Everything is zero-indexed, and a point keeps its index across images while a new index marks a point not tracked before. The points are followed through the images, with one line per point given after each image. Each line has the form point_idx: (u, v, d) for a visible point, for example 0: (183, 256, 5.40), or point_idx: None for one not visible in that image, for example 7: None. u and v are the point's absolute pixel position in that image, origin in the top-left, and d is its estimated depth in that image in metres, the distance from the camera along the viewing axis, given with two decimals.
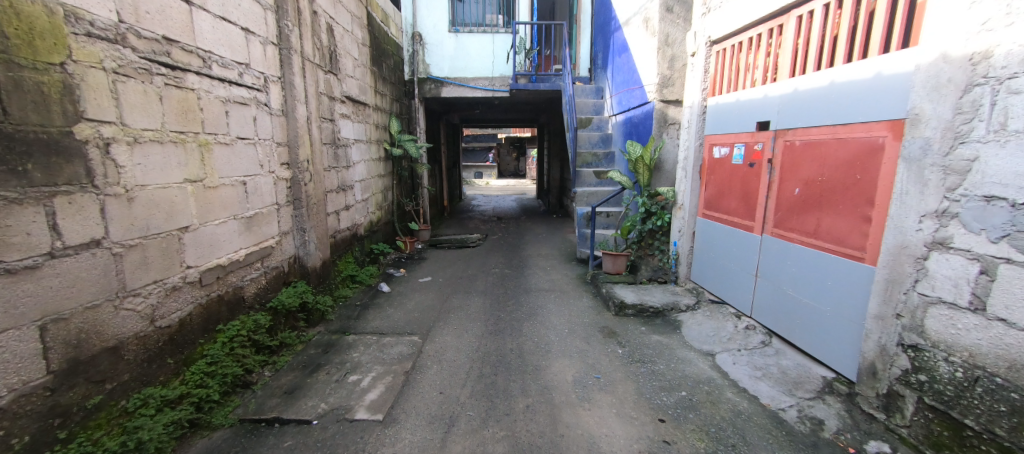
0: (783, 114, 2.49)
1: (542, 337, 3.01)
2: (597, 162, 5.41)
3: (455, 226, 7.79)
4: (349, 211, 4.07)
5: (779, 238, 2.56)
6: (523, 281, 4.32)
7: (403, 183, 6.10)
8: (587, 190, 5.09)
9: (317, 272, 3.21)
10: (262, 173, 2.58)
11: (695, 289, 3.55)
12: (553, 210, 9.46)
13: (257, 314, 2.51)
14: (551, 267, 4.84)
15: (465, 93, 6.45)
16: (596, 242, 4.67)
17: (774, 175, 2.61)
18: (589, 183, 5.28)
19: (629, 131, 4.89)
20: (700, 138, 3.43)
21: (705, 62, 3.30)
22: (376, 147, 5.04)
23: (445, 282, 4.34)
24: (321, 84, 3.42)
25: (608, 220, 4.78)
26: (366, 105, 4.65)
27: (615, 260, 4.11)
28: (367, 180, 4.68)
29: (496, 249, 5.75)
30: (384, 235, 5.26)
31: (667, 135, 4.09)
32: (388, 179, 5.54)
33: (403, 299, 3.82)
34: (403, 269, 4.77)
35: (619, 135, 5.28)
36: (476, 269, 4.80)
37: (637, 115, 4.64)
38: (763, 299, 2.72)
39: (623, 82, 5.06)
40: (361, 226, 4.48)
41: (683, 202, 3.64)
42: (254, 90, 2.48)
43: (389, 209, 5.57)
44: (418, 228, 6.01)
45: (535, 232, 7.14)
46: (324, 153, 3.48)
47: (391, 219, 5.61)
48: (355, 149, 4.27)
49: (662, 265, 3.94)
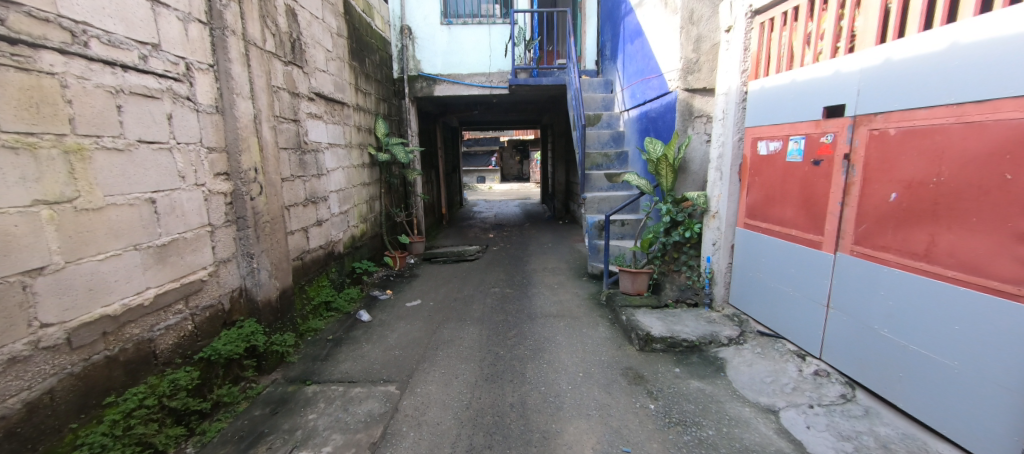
0: (865, 94, 1.89)
1: (551, 384, 2.40)
2: (608, 163, 4.81)
3: (454, 236, 7.19)
4: (322, 227, 3.49)
5: (864, 259, 1.94)
6: (527, 304, 3.70)
7: (393, 191, 5.51)
8: (599, 196, 4.48)
9: (274, 306, 2.62)
10: (184, 187, 1.99)
11: (736, 316, 2.91)
12: (559, 215, 8.83)
13: (175, 372, 1.91)
14: (559, 285, 4.22)
15: (460, 91, 5.88)
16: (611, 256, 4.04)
17: (851, 175, 2.00)
18: (600, 187, 4.67)
19: (645, 129, 4.27)
20: (739, 131, 2.80)
21: (745, 36, 2.68)
22: (359, 152, 4.46)
23: (437, 307, 3.74)
24: (279, 78, 2.85)
25: (623, 229, 4.17)
26: (344, 105, 4.07)
27: (634, 279, 3.48)
28: (346, 189, 4.10)
29: (497, 264, 5.14)
30: (370, 251, 4.67)
31: (693, 129, 3.52)
32: (375, 187, 4.96)
33: (385, 331, 3.22)
34: (390, 290, 4.17)
35: (633, 134, 4.67)
36: (473, 288, 4.19)
37: (654, 109, 4.03)
38: (841, 337, 2.09)
39: (637, 72, 4.46)
40: (340, 243, 3.89)
41: (718, 209, 3.01)
42: (169, 80, 1.90)
43: (376, 221, 4.98)
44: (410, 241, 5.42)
45: (540, 241, 6.52)
46: (285, 159, 2.90)
47: (378, 232, 5.03)
48: (329, 155, 3.70)
49: (691, 284, 3.31)
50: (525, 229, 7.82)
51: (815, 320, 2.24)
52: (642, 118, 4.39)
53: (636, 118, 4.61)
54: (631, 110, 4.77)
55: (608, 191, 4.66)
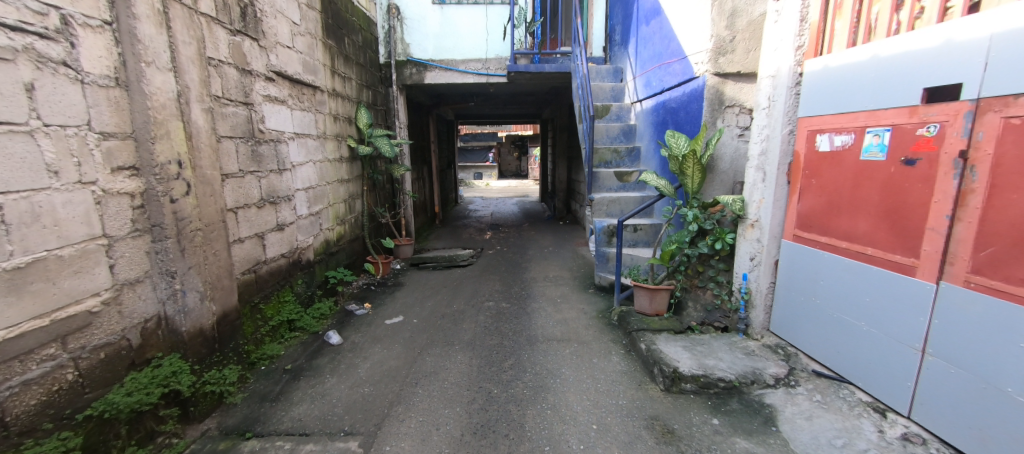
0: (1008, 71, 1.40)
1: (556, 442, 1.88)
2: (618, 160, 4.28)
3: (447, 237, 6.65)
4: (284, 232, 2.95)
5: (992, 294, 1.45)
6: (525, 325, 3.18)
7: (377, 188, 4.96)
8: (608, 196, 3.96)
9: (211, 334, 2.08)
10: (55, 185, 1.46)
11: (779, 346, 2.40)
12: (560, 215, 8.31)
13: (39, 444, 1.41)
14: (562, 299, 3.69)
15: (454, 78, 5.34)
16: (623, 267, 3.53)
17: (970, 179, 1.50)
18: (610, 187, 4.14)
19: (662, 123, 3.76)
20: (790, 123, 2.29)
21: (802, 3, 2.15)
22: (335, 145, 3.91)
23: (421, 326, 3.20)
24: (222, 49, 2.30)
25: (636, 236, 3.68)
26: (316, 89, 3.52)
27: (653, 298, 2.97)
28: (319, 187, 3.55)
29: (492, 271, 4.61)
30: (348, 257, 4.12)
31: (722, 122, 3.00)
32: (356, 184, 4.41)
33: (355, 359, 2.68)
34: (369, 304, 3.63)
35: (648, 128, 4.15)
36: (463, 302, 3.66)
37: (674, 99, 3.51)
38: (950, 394, 1.58)
39: (653, 57, 3.92)
40: (309, 250, 3.35)
41: (758, 216, 2.48)
42: (31, 37, 1.39)
43: (357, 223, 4.43)
44: (397, 244, 4.90)
45: (540, 245, 5.98)
46: (230, 150, 2.35)
47: (360, 235, 4.48)
48: (296, 147, 3.15)
49: (720, 305, 2.81)
50: (524, 230, 7.28)
51: (907, 367, 1.73)
52: (658, 110, 3.87)
53: (651, 110, 4.08)
54: (645, 101, 4.23)
55: (618, 191, 4.14)
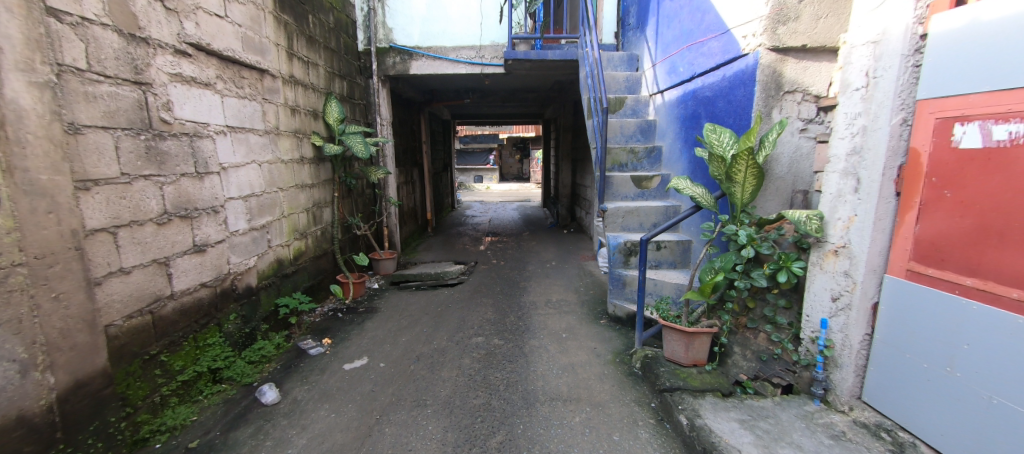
0: None
1: None
2: (635, 162, 3.59)
3: (437, 249, 5.96)
4: (207, 254, 2.26)
5: None
6: (522, 374, 2.48)
7: (351, 195, 4.29)
8: (625, 205, 3.27)
9: (41, 422, 1.48)
10: None
11: (879, 425, 1.71)
12: (563, 222, 7.61)
13: None
14: (569, 335, 2.98)
15: (443, 69, 4.67)
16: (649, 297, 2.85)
17: None
18: (625, 195, 3.44)
19: (691, 117, 3.07)
20: (903, 108, 1.59)
21: None
22: (293, 143, 3.22)
23: (388, 374, 2.50)
24: (86, 3, 1.63)
25: (657, 256, 3.06)
26: (264, 73, 2.84)
27: (690, 344, 2.26)
28: (268, 195, 2.87)
29: (484, 293, 3.90)
30: (310, 278, 3.43)
31: (780, 112, 2.32)
32: (323, 189, 3.73)
33: (287, 430, 1.98)
34: (329, 340, 2.94)
35: (671, 123, 3.46)
36: (445, 338, 2.96)
37: (708, 87, 2.82)
38: None
39: (680, 36, 3.23)
40: (251, 275, 2.66)
41: (846, 240, 1.80)
42: None
43: (325, 237, 3.74)
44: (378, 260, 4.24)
45: (541, 259, 5.27)
46: (100, 146, 1.67)
47: (328, 250, 3.79)
48: (230, 144, 2.46)
49: (779, 354, 2.14)
50: (524, 240, 6.58)
51: None
52: (685, 102, 3.19)
53: (675, 102, 3.40)
54: (668, 91, 3.54)
55: (636, 200, 3.44)
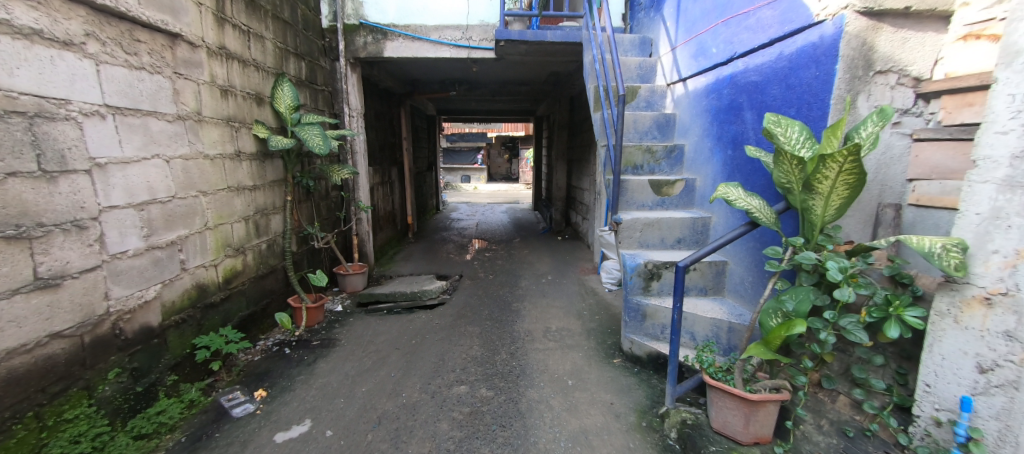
0: None
1: None
2: (652, 163, 2.98)
3: (418, 259, 5.27)
4: (61, 290, 1.58)
5: None
6: (518, 447, 1.83)
7: (310, 199, 3.60)
8: (643, 216, 2.66)
9: None
10: None
11: None
12: (557, 228, 6.97)
13: None
14: (577, 381, 2.35)
15: (423, 52, 4.00)
16: (694, 337, 2.28)
17: None
18: (642, 203, 2.82)
19: (728, 109, 2.46)
20: None
21: None
22: (226, 134, 2.53)
23: (334, 450, 1.82)
24: None
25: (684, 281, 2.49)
26: (176, 40, 2.15)
27: (751, 416, 1.64)
28: (183, 201, 2.18)
29: (470, 319, 3.24)
30: (249, 305, 2.74)
31: (869, 99, 1.72)
32: (271, 192, 3.03)
33: None
34: (264, 391, 2.25)
35: (697, 117, 2.85)
36: (418, 386, 2.30)
37: (755, 70, 2.22)
38: None
39: (711, 10, 2.62)
40: (150, 309, 1.97)
41: (1013, 286, 1.21)
42: None
43: (273, 251, 3.04)
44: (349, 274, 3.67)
45: (535, 272, 4.63)
46: None
47: (278, 267, 3.09)
48: (112, 130, 1.78)
49: (875, 432, 1.55)
50: (515, 249, 5.94)
51: None
52: (718, 91, 2.58)
53: (702, 91, 2.79)
54: (692, 79, 2.94)
55: (654, 209, 2.83)
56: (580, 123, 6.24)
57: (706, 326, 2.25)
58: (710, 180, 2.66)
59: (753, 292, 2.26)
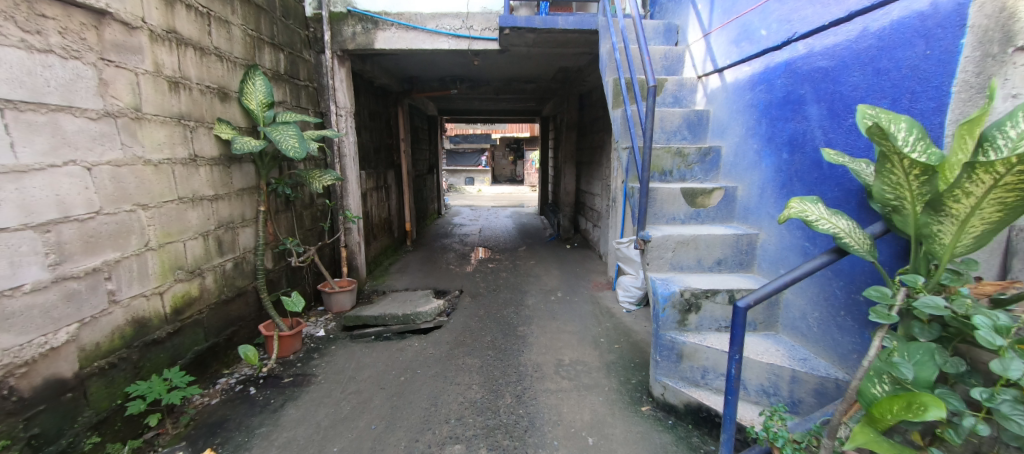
0: None
1: None
2: (684, 169, 2.53)
3: (415, 271, 4.85)
4: None
5: None
6: None
7: (289, 209, 3.18)
8: (676, 232, 2.22)
9: None
10: None
11: None
12: (566, 235, 6.52)
13: None
14: (600, 439, 1.91)
15: (418, 43, 3.58)
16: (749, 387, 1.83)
17: None
18: (674, 216, 2.38)
19: (782, 103, 2.03)
20: None
21: None
22: (177, 135, 2.12)
23: None
24: None
25: (728, 313, 2.05)
26: (104, 19, 1.74)
27: None
28: (114, 217, 1.77)
29: (469, 348, 2.80)
30: (208, 336, 2.32)
31: None
32: (239, 201, 2.61)
33: None
34: (212, 452, 1.82)
35: (737, 114, 2.41)
36: (403, 445, 1.87)
37: (824, 54, 1.78)
38: None
39: None
40: (59, 356, 1.57)
41: None
42: None
43: (242, 270, 2.62)
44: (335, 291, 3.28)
45: (543, 287, 4.19)
46: None
47: (247, 288, 2.67)
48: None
49: None
50: (520, 259, 5.50)
51: None
52: (767, 82, 2.15)
53: (744, 83, 2.35)
54: (730, 70, 2.50)
55: (687, 224, 2.38)
56: (591, 124, 5.81)
57: (761, 373, 1.80)
58: (758, 189, 2.22)
59: (820, 331, 1.81)
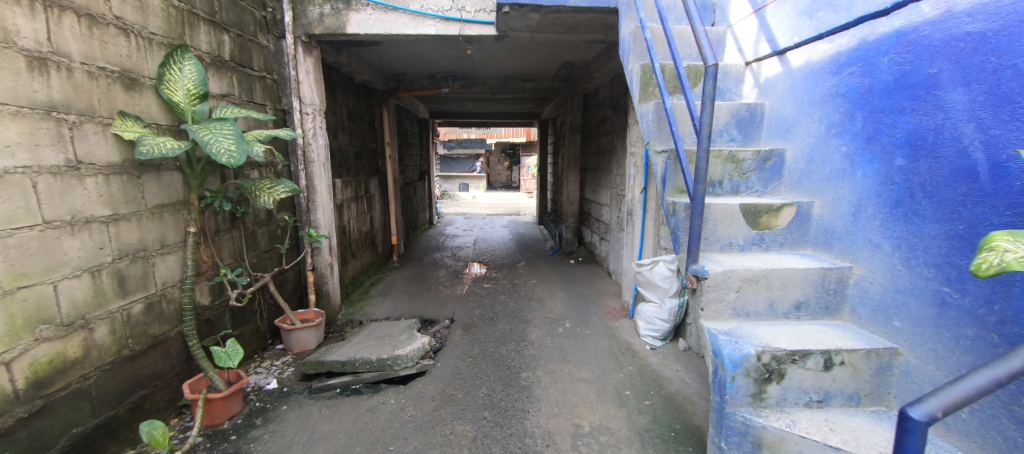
0: None
1: None
2: (738, 178, 1.97)
3: (399, 294, 4.22)
4: None
5: None
6: None
7: (236, 228, 2.56)
8: (739, 264, 1.64)
9: None
10: None
11: None
12: (569, 249, 5.93)
13: None
14: None
15: (400, 27, 3.01)
16: None
17: None
18: (731, 243, 1.80)
19: (894, 91, 1.48)
20: None
21: None
22: (43, 132, 1.53)
23: None
24: None
25: (821, 382, 1.45)
26: None
27: None
28: None
29: (459, 408, 2.19)
30: (97, 410, 1.70)
31: None
32: (159, 223, 2.01)
33: None
34: None
35: (811, 109, 1.86)
36: None
37: (977, 13, 1.24)
38: None
39: None
40: None
41: None
42: None
43: (160, 312, 2.00)
44: (292, 328, 2.69)
45: (548, 315, 3.59)
46: None
47: (168, 335, 2.04)
48: None
49: None
50: (519, 278, 4.89)
51: None
52: (865, 63, 1.60)
53: (822, 68, 1.80)
54: (798, 52, 1.95)
55: (749, 251, 1.80)
56: (597, 126, 5.25)
57: None
58: (848, 206, 1.65)
59: (976, 420, 1.23)
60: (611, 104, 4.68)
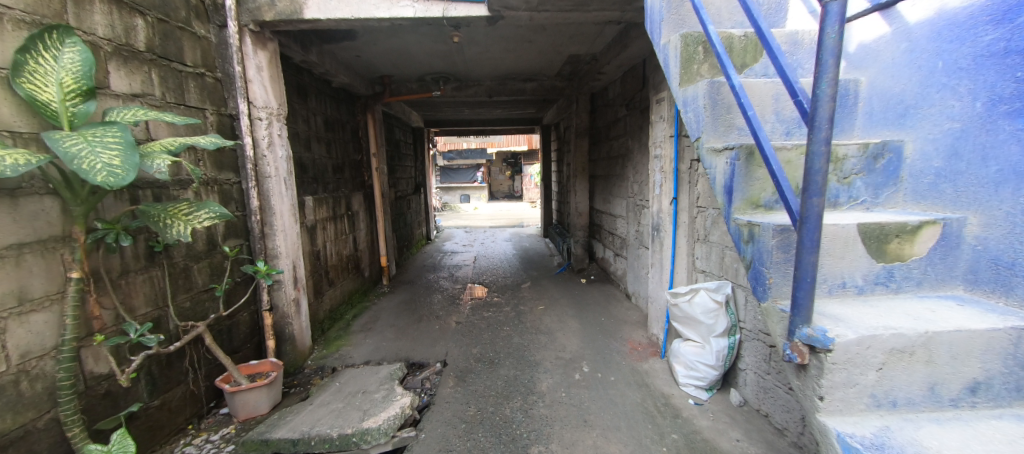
0: None
1: None
2: (838, 185, 1.36)
3: (385, 329, 3.61)
4: None
5: None
6: None
7: (155, 265, 1.98)
8: (874, 320, 1.03)
9: None
10: None
11: None
12: (579, 266, 5.32)
13: None
14: None
15: (370, 10, 2.46)
16: None
17: None
18: (845, 283, 1.19)
19: None
20: None
21: None
22: None
23: None
24: None
25: None
26: None
27: None
28: None
29: None
30: None
31: None
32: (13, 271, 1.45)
33: None
34: None
35: (949, 81, 1.27)
36: None
37: None
38: None
39: None
40: None
41: None
42: None
43: (12, 398, 1.44)
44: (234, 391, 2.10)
45: (560, 354, 2.97)
46: None
47: (30, 428, 1.48)
48: None
49: None
50: (525, 303, 4.28)
51: None
52: None
53: (971, 17, 1.23)
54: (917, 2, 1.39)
55: (872, 294, 1.19)
56: (608, 128, 4.66)
57: None
58: None
59: None
60: (624, 103, 4.10)
